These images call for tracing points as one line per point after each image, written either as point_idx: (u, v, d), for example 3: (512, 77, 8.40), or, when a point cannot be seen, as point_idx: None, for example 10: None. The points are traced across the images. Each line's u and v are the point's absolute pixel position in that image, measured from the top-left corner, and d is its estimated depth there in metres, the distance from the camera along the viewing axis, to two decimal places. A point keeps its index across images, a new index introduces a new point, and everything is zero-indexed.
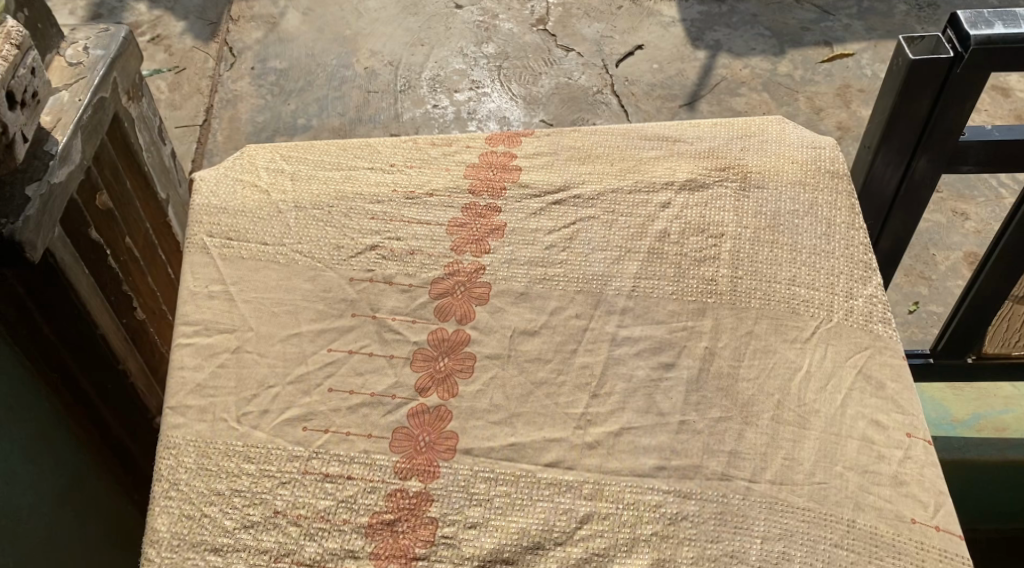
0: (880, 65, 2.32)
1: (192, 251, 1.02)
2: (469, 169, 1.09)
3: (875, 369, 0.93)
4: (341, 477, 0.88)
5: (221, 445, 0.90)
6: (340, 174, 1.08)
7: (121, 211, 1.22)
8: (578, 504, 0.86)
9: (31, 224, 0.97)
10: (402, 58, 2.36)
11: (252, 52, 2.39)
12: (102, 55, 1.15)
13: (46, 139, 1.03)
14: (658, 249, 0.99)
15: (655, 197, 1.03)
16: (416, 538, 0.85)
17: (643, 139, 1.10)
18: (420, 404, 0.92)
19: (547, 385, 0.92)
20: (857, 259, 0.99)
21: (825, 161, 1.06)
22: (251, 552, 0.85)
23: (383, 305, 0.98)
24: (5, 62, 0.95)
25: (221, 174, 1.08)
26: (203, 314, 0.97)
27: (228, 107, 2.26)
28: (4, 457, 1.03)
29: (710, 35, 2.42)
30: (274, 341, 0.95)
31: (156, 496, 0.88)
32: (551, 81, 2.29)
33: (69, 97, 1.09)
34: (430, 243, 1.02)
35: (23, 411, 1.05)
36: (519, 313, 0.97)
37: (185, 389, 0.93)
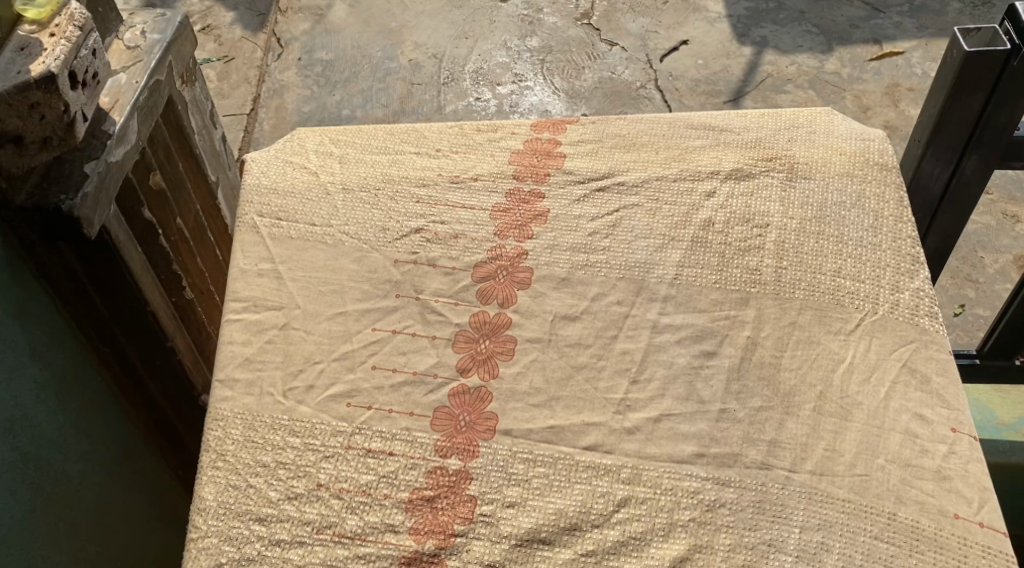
0: (931, 63, 2.28)
1: (243, 230, 1.04)
2: (514, 156, 1.10)
3: (920, 364, 0.92)
4: (383, 453, 0.89)
5: (267, 419, 0.92)
6: (387, 159, 1.10)
7: (172, 191, 1.24)
8: (616, 488, 0.86)
9: (89, 201, 1.00)
10: (447, 50, 2.38)
11: (299, 42, 2.42)
12: (159, 39, 1.17)
13: (105, 119, 1.06)
14: (702, 238, 0.99)
15: (699, 186, 1.03)
16: (455, 515, 0.86)
17: (690, 129, 1.09)
18: (461, 384, 0.93)
19: (587, 370, 0.93)
20: (905, 252, 0.98)
21: (874, 154, 1.05)
22: (294, 523, 0.86)
23: (426, 287, 0.99)
24: (67, 42, 0.98)
25: (272, 156, 1.10)
26: (252, 291, 0.99)
27: (275, 97, 2.29)
28: (60, 427, 1.06)
29: (757, 31, 2.39)
30: (320, 319, 0.97)
31: (203, 466, 0.90)
32: (594, 75, 2.29)
33: (126, 79, 1.11)
34: (474, 227, 1.03)
35: (77, 383, 1.09)
36: (561, 298, 0.97)
37: (233, 363, 0.95)
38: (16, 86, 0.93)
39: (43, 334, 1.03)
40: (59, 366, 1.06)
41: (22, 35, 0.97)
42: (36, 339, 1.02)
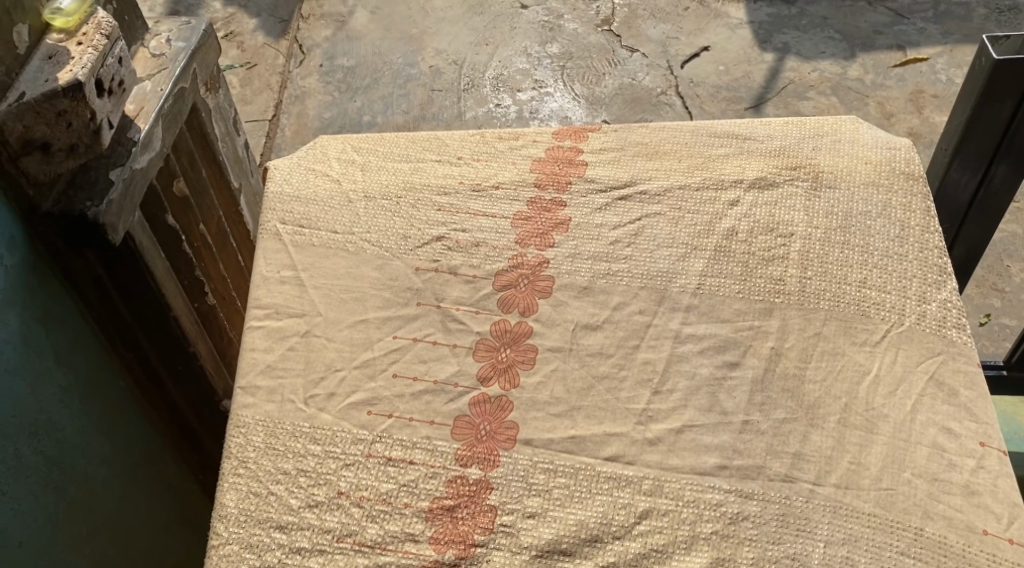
0: (956, 70, 2.26)
1: (265, 237, 1.04)
2: (536, 164, 1.09)
3: (948, 376, 0.91)
4: (403, 461, 0.89)
5: (288, 426, 0.92)
6: (409, 166, 1.10)
7: (195, 198, 1.25)
8: (638, 500, 0.86)
9: (113, 207, 1.00)
10: (467, 57, 2.38)
11: (321, 49, 2.43)
12: (184, 47, 1.18)
13: (130, 126, 1.06)
14: (725, 247, 0.99)
15: (722, 195, 1.02)
16: (475, 525, 0.86)
17: (712, 137, 1.09)
18: (482, 393, 0.93)
19: (609, 380, 0.92)
20: (932, 262, 0.97)
21: (900, 163, 1.03)
22: (314, 531, 0.86)
23: (447, 295, 0.98)
24: (94, 50, 0.99)
25: (295, 164, 1.10)
26: (274, 298, 0.99)
27: (297, 103, 2.30)
28: (83, 431, 1.06)
29: (779, 37, 2.38)
30: (342, 327, 0.97)
31: (225, 473, 0.90)
32: (615, 82, 2.29)
33: (151, 87, 1.12)
34: (495, 235, 1.03)
35: (100, 387, 1.09)
36: (582, 307, 0.97)
37: (255, 370, 0.95)
38: (44, 94, 0.94)
39: (67, 337, 1.04)
40: (83, 369, 1.06)
41: (49, 44, 0.98)
42: (60, 343, 1.02)
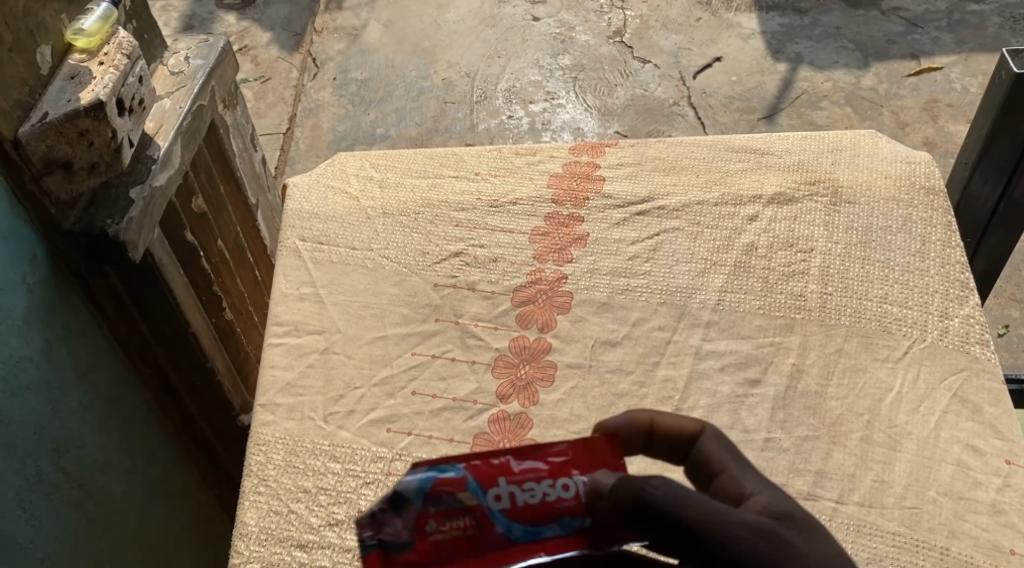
0: (971, 79, 2.25)
1: (284, 254, 1.04)
2: (553, 179, 1.09)
3: (972, 394, 0.90)
4: None
5: (308, 444, 0.91)
6: (427, 183, 1.10)
7: (214, 214, 1.25)
8: None
9: (133, 225, 1.01)
10: (480, 70, 2.38)
11: (334, 62, 2.44)
12: (202, 64, 1.19)
13: (150, 144, 1.07)
14: (745, 263, 0.98)
15: (741, 210, 1.02)
16: None
17: (730, 151, 1.09)
18: (501, 410, 0.92)
19: (629, 397, 0.92)
20: (953, 277, 0.96)
21: (920, 177, 1.03)
22: (335, 549, 0.86)
23: (466, 311, 0.98)
24: (116, 70, 0.99)
25: (313, 180, 1.11)
26: (294, 315, 1.00)
27: (311, 116, 2.31)
28: (103, 447, 1.07)
29: (792, 48, 2.38)
30: (361, 343, 0.97)
31: (245, 491, 0.90)
32: (627, 93, 2.29)
33: (170, 104, 1.13)
34: (513, 251, 1.03)
35: (119, 404, 1.10)
36: (601, 323, 0.97)
37: (275, 387, 0.95)
38: (67, 114, 0.95)
39: (87, 354, 1.04)
40: (102, 386, 1.07)
41: (72, 64, 0.99)
42: (80, 360, 1.03)
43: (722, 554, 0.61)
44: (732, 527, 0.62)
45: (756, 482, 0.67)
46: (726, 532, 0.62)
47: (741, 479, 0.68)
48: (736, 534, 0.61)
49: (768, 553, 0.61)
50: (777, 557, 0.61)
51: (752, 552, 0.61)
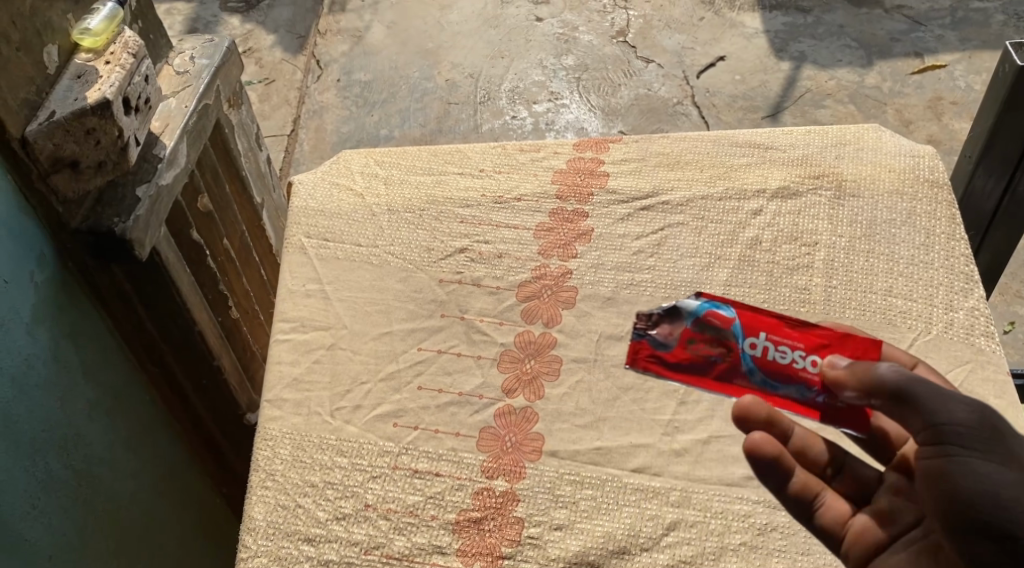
0: (975, 76, 2.25)
1: (290, 251, 1.05)
2: (557, 175, 1.09)
3: (977, 385, 0.89)
4: (429, 473, 0.89)
5: (315, 439, 0.92)
6: (431, 179, 1.10)
7: (219, 213, 1.26)
8: (665, 511, 0.85)
9: (140, 223, 1.02)
10: (483, 70, 2.39)
11: (338, 64, 2.45)
12: (207, 64, 1.20)
13: (156, 143, 1.08)
14: (749, 257, 0.99)
15: (745, 204, 1.02)
16: (502, 536, 0.86)
17: (734, 146, 1.09)
18: (507, 404, 0.93)
19: (634, 390, 0.92)
20: (958, 270, 0.96)
21: (924, 171, 1.03)
22: (342, 543, 0.86)
23: (471, 306, 0.99)
24: (122, 69, 1.00)
25: (318, 178, 1.11)
26: (300, 312, 1.00)
27: (315, 117, 2.32)
28: (111, 446, 1.07)
29: (795, 46, 2.38)
30: (367, 339, 0.97)
31: (253, 486, 0.90)
32: (631, 92, 2.29)
33: (176, 104, 1.14)
34: (517, 246, 1.03)
35: (126, 402, 1.10)
36: (606, 317, 0.97)
37: (282, 383, 0.96)
38: (74, 113, 0.95)
39: (94, 353, 1.05)
40: (109, 385, 1.07)
41: (79, 63, 1.00)
42: (88, 359, 1.04)
43: (942, 423, 0.68)
44: (963, 403, 0.69)
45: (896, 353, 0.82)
46: (949, 410, 0.68)
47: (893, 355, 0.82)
48: (959, 414, 0.68)
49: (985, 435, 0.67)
50: (992, 433, 0.67)
51: (973, 429, 0.68)
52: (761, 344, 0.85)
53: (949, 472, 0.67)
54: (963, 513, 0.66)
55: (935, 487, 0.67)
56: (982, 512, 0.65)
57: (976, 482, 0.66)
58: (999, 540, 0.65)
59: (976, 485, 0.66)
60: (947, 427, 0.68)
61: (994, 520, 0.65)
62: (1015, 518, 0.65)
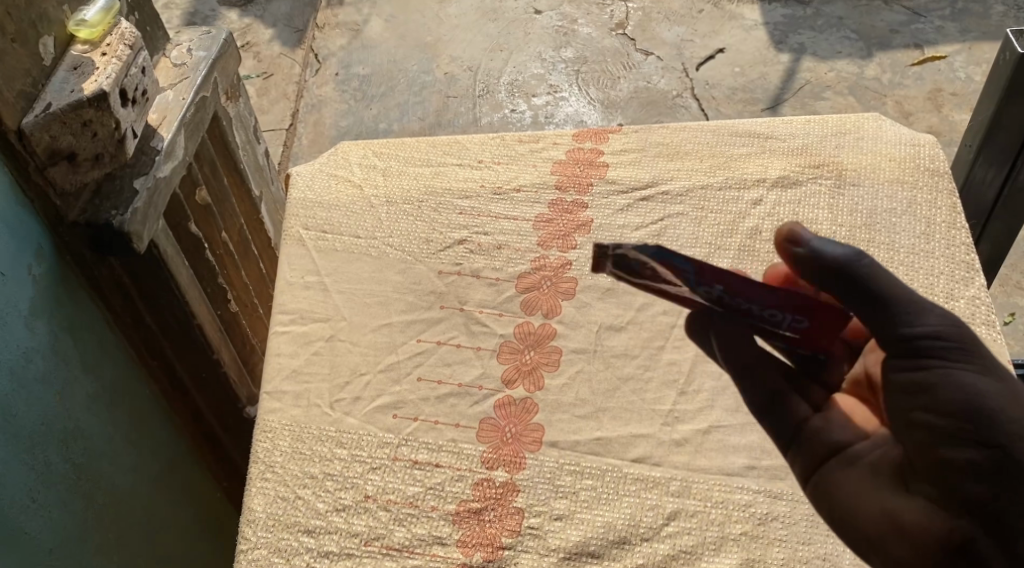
0: (975, 67, 2.25)
1: (289, 243, 1.05)
2: (557, 166, 1.09)
3: None
4: (429, 465, 0.89)
5: (314, 430, 0.92)
6: (430, 171, 1.10)
7: (217, 206, 1.26)
8: (665, 501, 0.85)
9: (138, 216, 1.01)
10: (482, 63, 2.38)
11: (336, 58, 2.44)
12: (204, 56, 1.19)
13: (153, 135, 1.07)
14: (749, 247, 0.98)
15: (745, 194, 1.02)
16: (502, 527, 0.85)
17: (734, 136, 1.08)
18: (506, 395, 0.92)
19: (634, 381, 0.92)
20: (959, 259, 0.96)
21: (924, 159, 1.03)
22: (342, 534, 0.86)
23: (470, 298, 0.99)
24: (118, 61, 0.99)
25: (317, 170, 1.11)
26: (299, 303, 1.00)
27: (313, 111, 2.31)
28: (111, 439, 1.07)
29: (795, 38, 2.37)
30: (366, 331, 0.97)
31: (252, 478, 0.90)
32: (630, 85, 2.29)
33: (174, 96, 1.13)
34: (516, 237, 1.03)
35: (126, 396, 1.10)
36: (606, 308, 0.97)
37: (281, 375, 0.96)
38: (71, 104, 0.95)
39: (93, 346, 1.05)
40: (109, 377, 1.07)
41: (75, 55, 0.99)
42: (88, 352, 1.04)
43: (923, 333, 0.68)
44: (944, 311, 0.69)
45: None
46: (933, 317, 0.69)
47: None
48: (937, 321, 0.68)
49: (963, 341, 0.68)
50: (969, 342, 0.69)
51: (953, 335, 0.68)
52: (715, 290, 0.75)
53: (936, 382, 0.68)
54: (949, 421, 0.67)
55: (917, 398, 0.69)
56: (966, 417, 0.67)
57: (960, 392, 0.67)
58: (982, 444, 0.67)
59: (962, 392, 0.67)
60: (932, 334, 0.68)
61: (975, 424, 0.67)
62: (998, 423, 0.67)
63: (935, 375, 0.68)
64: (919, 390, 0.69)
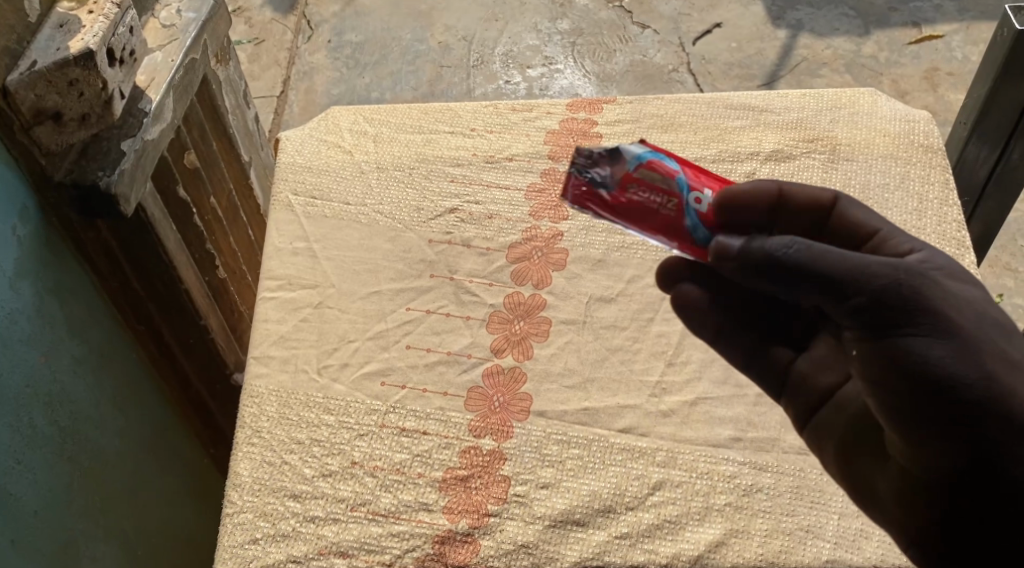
0: (972, 47, 2.24)
1: (278, 208, 1.04)
2: (550, 135, 1.08)
3: None
4: (417, 432, 0.89)
5: (302, 396, 0.92)
6: (422, 138, 1.09)
7: (206, 170, 1.25)
8: (651, 471, 0.85)
9: (125, 178, 1.01)
10: (476, 33, 2.36)
11: (329, 24, 2.41)
12: (194, 18, 1.17)
13: (141, 97, 1.06)
14: None
15: (738, 167, 1.02)
16: (489, 495, 0.85)
17: (729, 109, 1.08)
18: (495, 364, 0.92)
19: (623, 352, 0.92)
20: (950, 236, 0.96)
21: (919, 135, 1.03)
22: (328, 500, 0.86)
23: (460, 267, 0.98)
24: (106, 20, 0.98)
25: (307, 135, 1.10)
26: (287, 269, 0.99)
27: (305, 78, 2.29)
28: (97, 402, 1.07)
29: (792, 14, 2.35)
30: (355, 298, 0.97)
31: (239, 442, 0.90)
32: (626, 58, 2.27)
33: (162, 58, 1.12)
34: (508, 207, 1.02)
35: (113, 360, 1.10)
36: (596, 280, 0.96)
37: (269, 341, 0.95)
38: (56, 63, 0.93)
39: (80, 310, 1.04)
40: (95, 342, 1.07)
41: (61, 13, 0.99)
42: (73, 314, 1.03)
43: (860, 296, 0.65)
44: (887, 273, 0.65)
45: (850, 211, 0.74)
46: (868, 282, 0.65)
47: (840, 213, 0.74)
48: (876, 283, 0.65)
49: (910, 302, 0.64)
50: (914, 294, 0.65)
51: (893, 291, 0.65)
52: (706, 200, 0.77)
53: (887, 349, 0.65)
54: (893, 389, 0.65)
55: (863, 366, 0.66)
56: (930, 393, 0.63)
57: (912, 360, 0.64)
58: (948, 414, 0.63)
59: (915, 363, 0.63)
60: (872, 299, 0.65)
61: (941, 399, 0.63)
62: (955, 384, 0.63)
63: (883, 345, 0.65)
64: (864, 365, 0.66)
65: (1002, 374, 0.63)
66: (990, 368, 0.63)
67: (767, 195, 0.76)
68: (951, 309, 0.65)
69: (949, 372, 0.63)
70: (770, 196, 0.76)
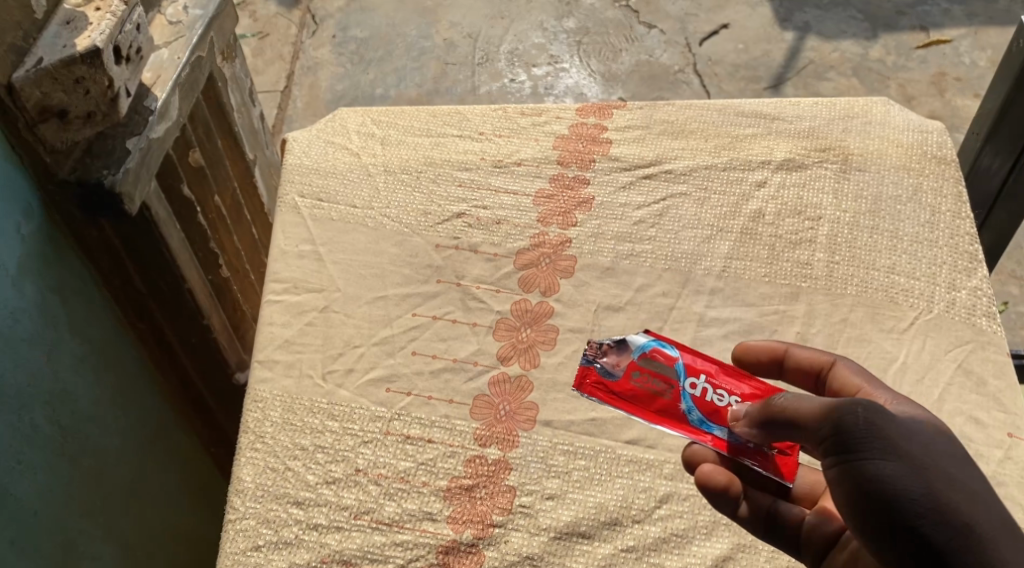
0: (980, 52, 2.22)
1: (284, 210, 1.03)
2: (559, 140, 1.07)
3: (977, 365, 0.89)
4: (422, 440, 0.88)
5: (306, 402, 0.91)
6: (430, 141, 1.08)
7: (211, 168, 1.24)
8: (658, 484, 0.84)
9: (130, 177, 1.00)
10: (482, 30, 2.35)
11: (334, 19, 2.40)
12: (201, 14, 1.16)
13: (147, 95, 1.05)
14: (752, 230, 0.97)
15: (750, 175, 1.01)
16: (493, 505, 0.85)
17: (741, 116, 1.07)
18: (502, 372, 0.91)
19: None
20: (962, 249, 0.95)
21: (932, 146, 1.02)
22: (332, 507, 0.85)
23: (467, 273, 0.97)
24: (112, 17, 0.97)
25: (314, 136, 1.09)
26: (293, 272, 0.98)
27: (310, 74, 2.28)
28: (99, 401, 1.06)
29: (800, 16, 2.34)
30: (361, 303, 0.96)
31: (242, 447, 0.89)
32: (631, 59, 2.26)
33: (168, 55, 1.11)
34: (516, 213, 1.01)
35: (114, 359, 1.09)
36: (604, 288, 0.95)
37: (273, 345, 0.94)
38: (62, 60, 0.92)
39: (82, 308, 1.03)
40: (97, 340, 1.06)
41: (69, 8, 0.97)
42: (75, 313, 1.02)
43: (828, 424, 0.66)
44: (845, 405, 0.66)
45: (846, 372, 0.75)
46: (833, 412, 0.66)
47: (837, 374, 0.75)
48: (842, 413, 0.66)
49: (874, 433, 0.65)
50: (877, 424, 0.65)
51: (855, 419, 0.65)
52: (700, 385, 0.81)
53: (850, 475, 0.65)
54: (859, 515, 0.64)
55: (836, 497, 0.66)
56: (894, 519, 0.63)
57: (870, 486, 0.64)
58: (906, 538, 0.63)
59: (876, 489, 0.63)
60: (838, 429, 0.65)
61: (903, 527, 0.63)
62: (913, 510, 0.63)
63: (846, 475, 0.65)
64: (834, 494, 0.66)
65: (960, 505, 0.63)
66: (942, 496, 0.63)
67: (771, 356, 0.79)
68: (906, 439, 0.65)
69: (906, 495, 0.63)
70: (777, 357, 0.79)
